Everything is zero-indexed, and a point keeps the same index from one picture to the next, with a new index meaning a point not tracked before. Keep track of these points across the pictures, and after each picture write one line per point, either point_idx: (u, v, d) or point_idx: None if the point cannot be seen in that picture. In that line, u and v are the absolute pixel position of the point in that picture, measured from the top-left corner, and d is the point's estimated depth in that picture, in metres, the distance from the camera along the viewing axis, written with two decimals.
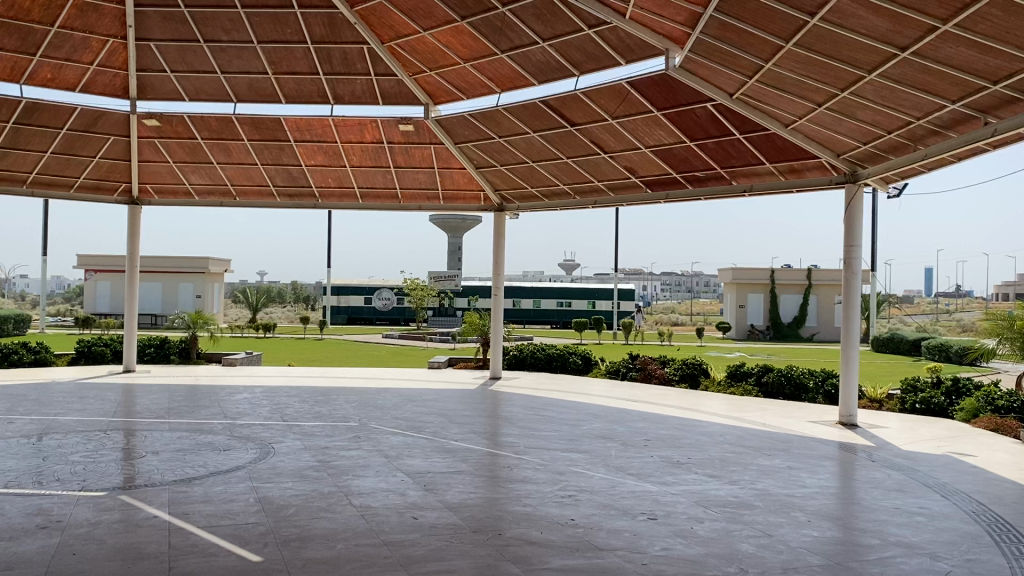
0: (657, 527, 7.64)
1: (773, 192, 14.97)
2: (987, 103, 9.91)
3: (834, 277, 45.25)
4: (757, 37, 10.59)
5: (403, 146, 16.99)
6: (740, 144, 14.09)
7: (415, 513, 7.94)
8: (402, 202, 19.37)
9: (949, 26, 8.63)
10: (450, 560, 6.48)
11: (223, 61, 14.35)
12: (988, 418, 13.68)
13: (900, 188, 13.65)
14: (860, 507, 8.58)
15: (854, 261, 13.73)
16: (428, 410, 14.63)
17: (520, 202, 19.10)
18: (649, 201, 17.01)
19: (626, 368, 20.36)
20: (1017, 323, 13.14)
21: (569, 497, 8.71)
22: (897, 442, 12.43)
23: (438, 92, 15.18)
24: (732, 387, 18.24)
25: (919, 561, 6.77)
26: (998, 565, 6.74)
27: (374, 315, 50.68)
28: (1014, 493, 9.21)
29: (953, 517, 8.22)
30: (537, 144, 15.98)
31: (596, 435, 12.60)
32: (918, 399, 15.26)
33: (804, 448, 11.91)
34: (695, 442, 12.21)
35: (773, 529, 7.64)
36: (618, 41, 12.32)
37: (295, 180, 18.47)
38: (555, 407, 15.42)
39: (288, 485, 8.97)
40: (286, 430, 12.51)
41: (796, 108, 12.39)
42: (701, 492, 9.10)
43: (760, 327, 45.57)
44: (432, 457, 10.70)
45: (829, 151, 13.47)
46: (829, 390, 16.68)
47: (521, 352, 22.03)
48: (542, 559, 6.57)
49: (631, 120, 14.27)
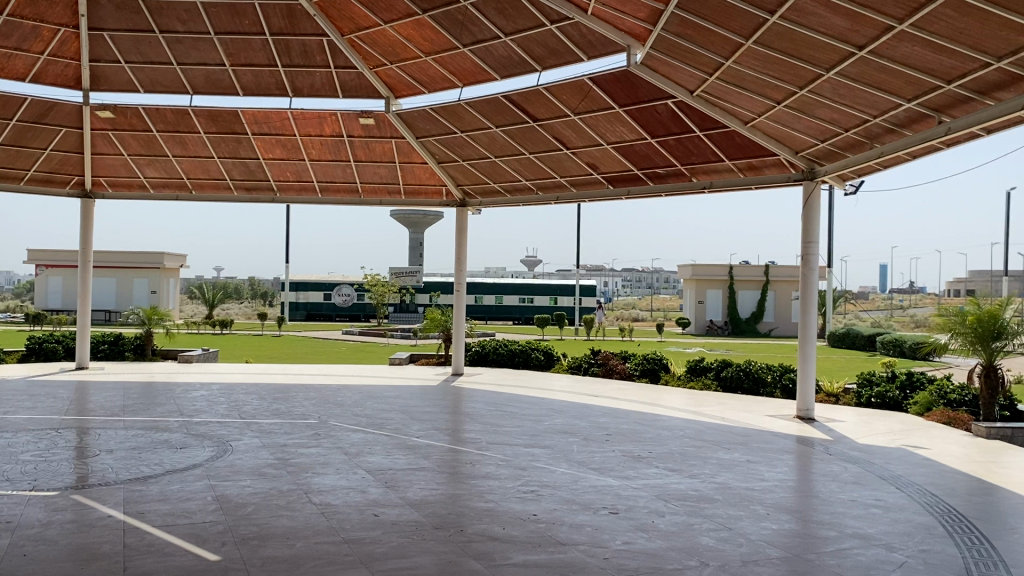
0: (618, 522, 7.67)
1: (732, 189, 15.12)
2: (941, 102, 10.11)
3: (791, 273, 45.88)
4: (717, 34, 10.67)
5: (364, 140, 16.83)
6: (700, 141, 14.21)
7: (376, 510, 7.88)
8: (363, 197, 19.23)
9: (904, 26, 8.76)
10: (411, 557, 6.44)
11: (179, 52, 14.10)
12: (941, 411, 13.95)
13: (856, 185, 13.86)
14: (818, 500, 8.70)
15: (812, 258, 13.89)
16: (389, 407, 14.55)
17: (482, 198, 19.03)
18: (610, 197, 17.07)
19: (587, 363, 20.43)
20: (968, 318, 13.38)
21: (531, 493, 8.70)
22: (853, 436, 12.63)
23: (398, 85, 15.06)
24: (692, 382, 18.41)
25: (876, 552, 6.88)
26: (951, 555, 6.88)
27: (334, 311, 50.21)
28: (965, 485, 9.41)
29: (908, 509, 8.37)
30: (499, 139, 15.93)
31: (558, 431, 12.62)
32: (874, 393, 15.53)
33: (763, 442, 12.06)
34: (656, 437, 12.29)
35: (733, 522, 7.71)
36: (580, 36, 12.33)
37: (253, 173, 18.25)
38: (517, 403, 15.43)
39: (246, 483, 8.83)
40: (244, 427, 12.34)
41: (755, 105, 12.53)
42: (662, 486, 9.16)
43: (719, 323, 46.06)
44: (393, 453, 10.64)
45: (787, 149, 13.63)
46: (787, 384, 16.91)
47: (483, 348, 21.98)
48: (505, 555, 6.55)
49: (593, 116, 14.30)
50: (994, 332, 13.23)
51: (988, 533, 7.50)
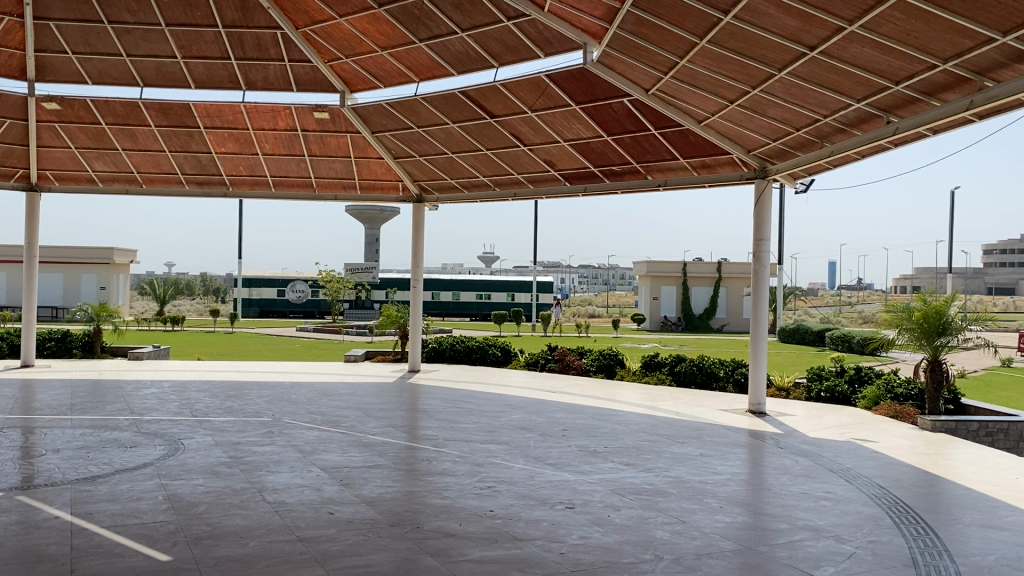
0: (574, 516, 7.72)
1: (686, 187, 15.29)
2: (888, 103, 10.34)
3: (743, 270, 46.52)
4: (672, 33, 10.77)
5: (318, 134, 16.66)
6: (655, 139, 14.33)
7: (331, 508, 7.82)
8: (317, 191, 19.08)
9: (854, 28, 8.92)
10: (367, 555, 6.40)
11: (129, 44, 13.81)
12: (888, 405, 14.29)
13: (807, 183, 14.11)
14: (770, 493, 8.85)
15: (763, 254, 14.10)
16: (345, 404, 14.43)
17: (439, 193, 18.99)
18: (567, 194, 17.14)
19: (544, 360, 20.51)
20: (915, 314, 13.72)
21: (488, 489, 8.70)
22: (803, 430, 12.85)
23: (354, 80, 14.95)
24: (647, 377, 18.59)
25: (825, 544, 7.02)
26: (897, 545, 7.05)
27: (288, 308, 49.65)
28: (911, 477, 9.64)
29: (856, 501, 8.56)
30: (456, 135, 15.89)
31: (515, 427, 12.64)
32: (823, 387, 15.85)
33: (716, 436, 12.23)
34: (611, 432, 12.37)
35: (687, 516, 7.80)
36: (536, 33, 12.36)
37: (205, 167, 17.96)
38: (474, 399, 15.40)
39: (198, 482, 8.70)
40: (196, 425, 12.16)
41: (709, 104, 12.68)
42: (617, 480, 9.24)
43: (673, 318, 46.50)
44: (349, 451, 10.57)
45: (740, 147, 13.83)
46: (739, 379, 17.17)
47: (440, 344, 21.88)
48: (461, 551, 6.54)
49: (549, 113, 14.33)
50: (939, 328, 13.57)
51: (933, 524, 7.70)
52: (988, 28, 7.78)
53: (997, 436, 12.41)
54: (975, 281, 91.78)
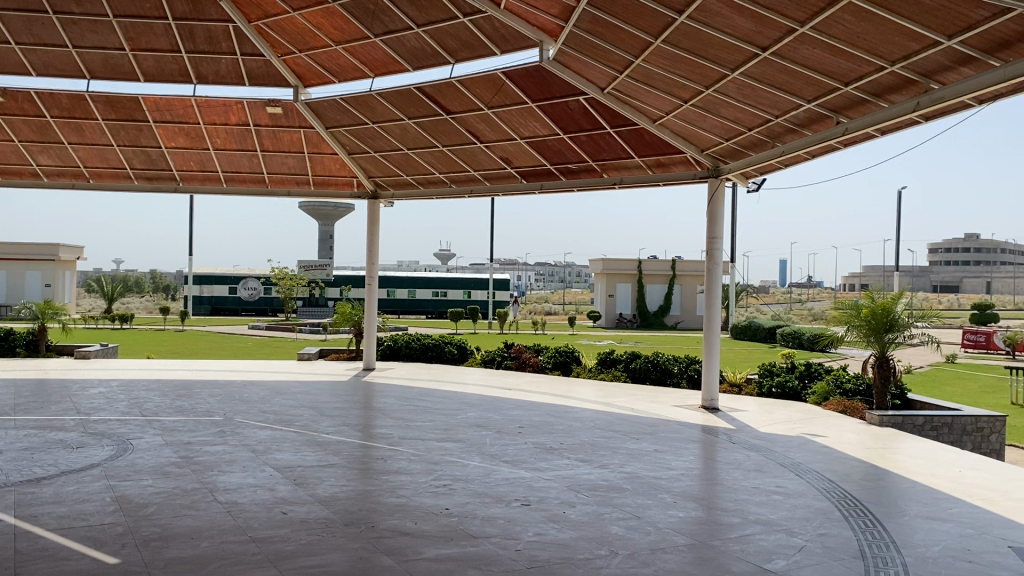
0: (530, 513, 7.73)
1: (641, 186, 15.42)
2: (839, 103, 10.54)
3: (697, 268, 47.07)
4: (628, 32, 10.83)
5: (271, 129, 16.44)
6: (611, 138, 14.42)
7: (285, 507, 7.73)
8: (269, 187, 18.86)
9: (805, 29, 9.05)
10: (321, 555, 6.34)
11: (75, 35, 13.47)
12: (837, 400, 14.56)
13: (759, 183, 14.33)
14: (723, 487, 8.97)
15: (716, 253, 14.27)
16: (298, 403, 14.29)
17: (394, 190, 18.89)
18: (523, 191, 17.17)
19: (501, 357, 20.51)
20: (863, 311, 13.98)
21: (444, 487, 8.68)
22: (755, 425, 13.05)
23: (307, 74, 14.79)
24: (602, 374, 18.72)
25: (777, 537, 7.13)
26: (846, 538, 7.18)
27: (239, 305, 48.96)
28: (859, 470, 9.84)
29: (807, 495, 8.70)
30: (412, 131, 15.78)
31: (471, 424, 12.62)
32: (775, 383, 16.13)
33: (670, 432, 12.34)
34: (567, 428, 12.43)
35: (642, 511, 7.87)
36: (493, 30, 12.34)
37: (154, 162, 17.64)
38: (430, 397, 15.36)
39: (148, 483, 8.53)
40: (145, 425, 11.93)
41: (663, 103, 12.79)
42: (573, 477, 9.29)
43: (628, 315, 46.91)
44: (303, 450, 10.46)
45: (693, 146, 14.01)
46: (693, 375, 17.40)
47: (395, 341, 21.75)
48: (417, 550, 6.51)
49: (505, 110, 14.31)
50: (886, 324, 13.85)
51: (880, 516, 7.87)
52: (933, 31, 7.96)
53: (941, 431, 12.54)
54: (921, 279, 94.05)
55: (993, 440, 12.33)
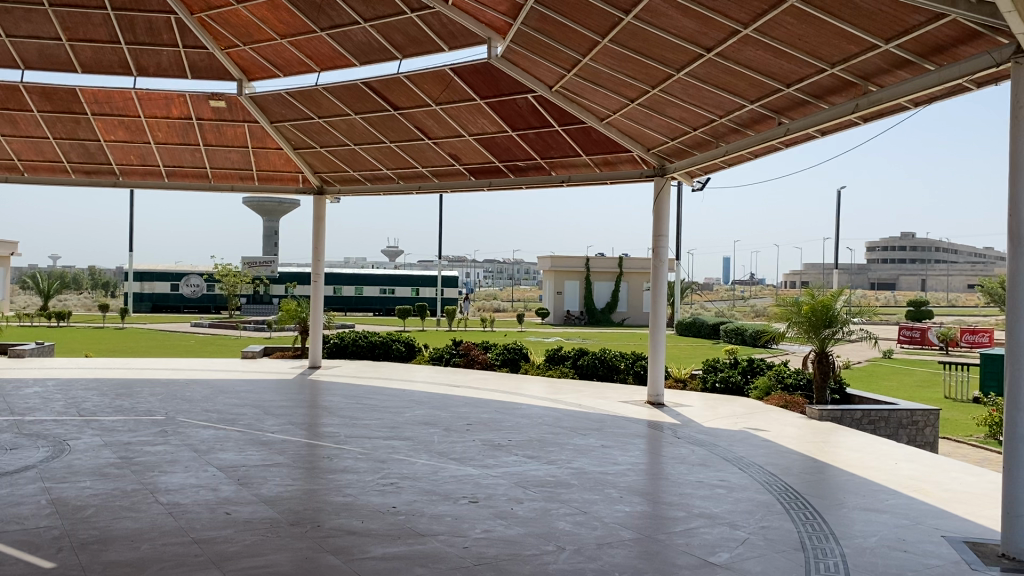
0: (478, 510, 7.73)
1: (587, 184, 15.57)
2: (780, 104, 10.77)
3: (643, 265, 47.50)
4: (575, 31, 10.87)
5: (214, 123, 16.15)
6: (558, 135, 14.50)
7: (228, 508, 7.61)
8: (212, 181, 18.62)
9: (749, 31, 9.20)
10: (265, 555, 6.26)
11: (9, 24, 13.03)
12: (779, 395, 14.86)
13: (704, 182, 14.56)
14: (668, 482, 9.09)
15: (662, 251, 14.43)
16: (242, 402, 14.06)
17: (340, 185, 18.72)
18: (471, 188, 17.18)
19: (449, 354, 20.46)
20: (803, 308, 14.28)
21: (391, 485, 8.63)
22: (700, 420, 13.24)
23: (251, 68, 14.54)
24: (550, 370, 18.81)
25: (720, 530, 7.25)
26: (788, 530, 7.34)
27: (181, 302, 48.04)
28: (799, 464, 10.05)
29: (749, 488, 8.87)
30: (358, 126, 15.63)
31: (419, 422, 12.57)
32: (718, 378, 16.41)
33: (617, 428, 12.47)
34: (515, 425, 12.46)
35: (589, 506, 7.93)
36: (441, 26, 12.30)
37: (92, 156, 17.20)
38: (377, 395, 15.26)
39: (85, 484, 8.32)
40: (82, 425, 11.63)
41: (611, 102, 12.89)
42: (520, 473, 9.33)
43: (576, 313, 47.22)
44: (247, 449, 10.31)
45: (640, 146, 14.20)
46: (639, 371, 17.61)
47: (342, 339, 21.54)
48: (364, 549, 6.48)
49: (454, 106, 14.26)
50: (826, 321, 14.15)
51: (820, 508, 8.05)
52: (872, 35, 8.16)
53: (878, 425, 12.87)
54: (860, 277, 96.31)
55: (928, 433, 12.73)
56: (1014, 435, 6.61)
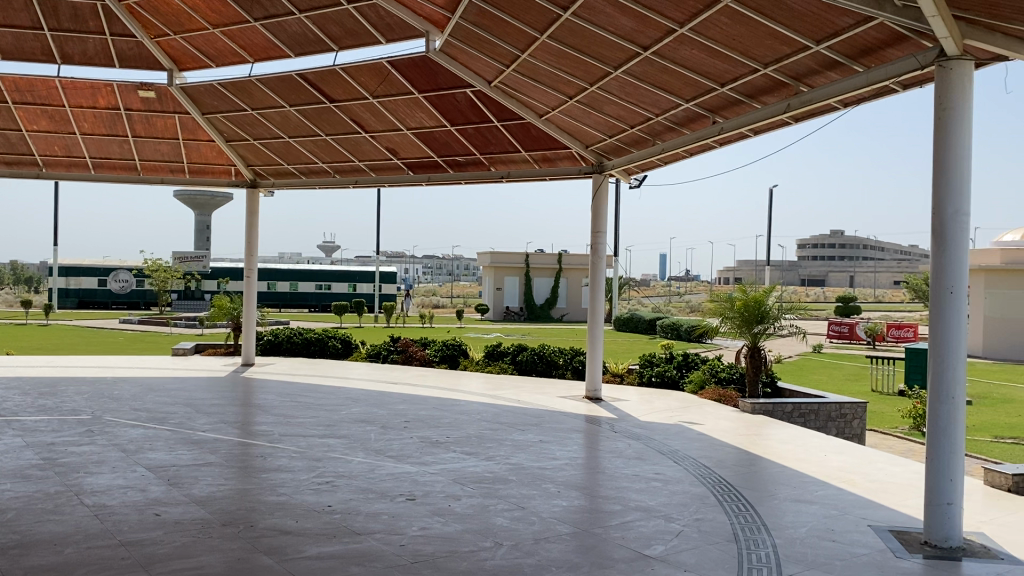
0: (415, 508, 7.68)
1: (526, 180, 15.68)
2: (714, 104, 10.95)
3: (582, 262, 47.81)
4: (513, 26, 10.85)
5: (143, 114, 15.71)
6: (497, 131, 14.50)
7: (157, 509, 7.41)
8: (141, 174, 18.17)
9: (684, 30, 9.29)
10: (197, 557, 6.11)
11: None
12: (713, 389, 15.12)
13: (640, 179, 14.77)
14: (605, 476, 9.16)
15: (600, 247, 14.54)
16: (173, 400, 13.72)
17: (275, 179, 18.44)
18: (409, 183, 17.09)
19: (387, 351, 20.29)
20: (736, 304, 14.54)
21: (326, 484, 8.52)
22: (636, 414, 13.40)
23: (182, 58, 14.16)
24: (489, 366, 18.79)
25: (656, 523, 7.33)
26: (721, 522, 7.46)
27: (109, 299, 46.62)
28: (733, 456, 10.23)
29: (684, 481, 9.00)
30: (293, 119, 15.37)
31: (355, 420, 12.44)
32: (654, 373, 16.61)
33: (555, 423, 12.52)
34: (453, 422, 12.41)
35: (526, 502, 7.95)
36: (378, 19, 12.15)
37: (13, 146, 16.61)
38: (313, 392, 15.03)
39: (5, 487, 8.01)
40: (2, 426, 11.20)
41: (549, 99, 12.92)
42: (458, 470, 9.29)
43: (515, 309, 47.31)
44: (177, 449, 10.06)
45: (578, 143, 14.31)
46: (578, 367, 17.75)
47: (276, 336, 21.20)
48: (298, 548, 6.37)
49: (391, 100, 14.11)
50: (758, 316, 14.42)
51: (752, 500, 8.21)
52: (803, 36, 8.32)
53: (808, 417, 13.18)
54: (791, 273, 98.70)
55: (855, 425, 13.04)
56: (937, 426, 6.83)
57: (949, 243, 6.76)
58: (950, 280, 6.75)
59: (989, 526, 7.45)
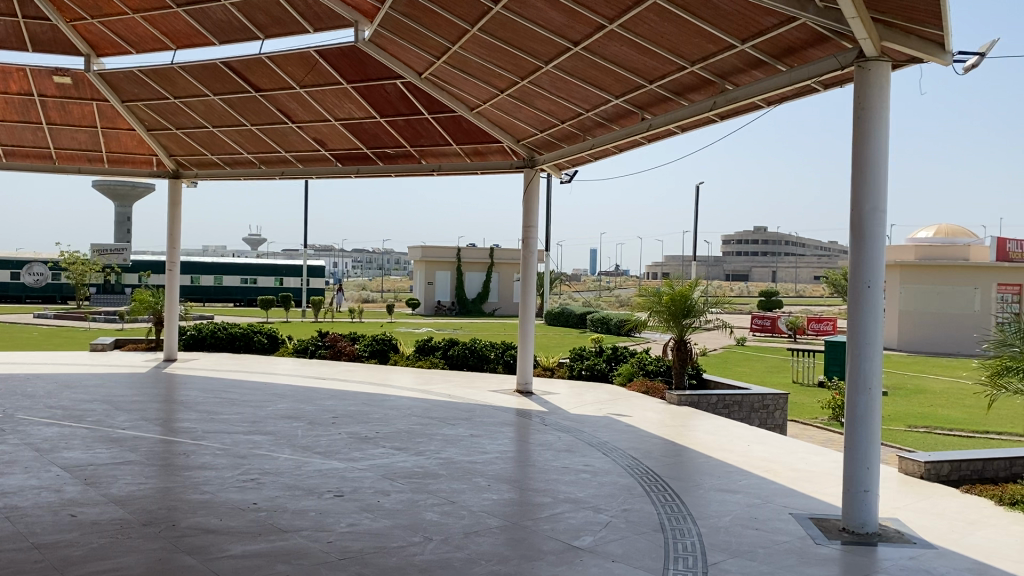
0: (343, 504, 7.58)
1: (457, 173, 15.66)
2: (643, 101, 11.09)
3: (513, 256, 48.04)
4: (444, 18, 10.78)
5: (58, 100, 15.11)
6: (428, 123, 14.42)
7: (73, 510, 7.14)
8: (56, 164, 17.52)
9: (614, 26, 9.36)
10: (116, 558, 5.92)
11: None
12: (640, 381, 15.36)
13: (571, 174, 14.88)
14: (534, 468, 9.21)
15: (532, 241, 14.58)
16: (90, 397, 13.25)
17: (198, 170, 17.99)
18: (338, 175, 16.88)
19: (314, 346, 19.98)
20: (663, 298, 14.76)
21: (251, 481, 8.35)
22: (566, 407, 13.50)
23: (100, 43, 13.66)
24: (420, 361, 18.69)
25: (584, 515, 7.39)
26: (649, 512, 7.56)
27: (23, 292, 44.83)
28: (660, 448, 10.39)
29: (612, 472, 9.11)
30: (217, 108, 15.00)
31: (281, 416, 12.23)
32: (584, 366, 16.78)
33: (486, 417, 12.52)
34: (383, 417, 12.31)
35: (455, 496, 7.92)
36: (305, 7, 11.93)
37: None
38: (237, 388, 14.70)
39: None
40: None
41: (480, 92, 12.90)
42: (387, 465, 9.20)
43: (447, 303, 47.08)
44: (94, 448, 9.72)
45: (510, 137, 14.36)
46: (509, 360, 17.82)
47: (199, 331, 20.64)
48: (222, 548, 6.22)
49: (319, 90, 13.88)
50: (684, 310, 14.66)
51: (679, 490, 8.35)
52: (729, 34, 8.47)
53: (732, 409, 13.48)
54: (716, 268, 100.84)
55: (777, 416, 13.41)
56: (855, 416, 7.05)
57: (866, 239, 6.97)
58: (868, 275, 6.97)
59: (902, 511, 7.74)
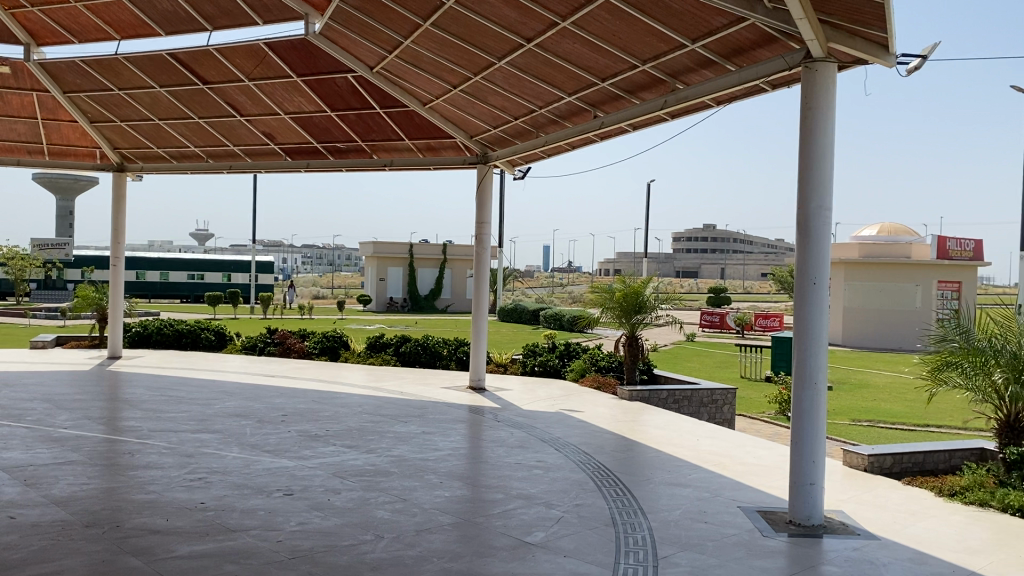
0: (293, 503, 7.50)
1: (409, 168, 15.57)
2: (595, 98, 11.15)
3: (466, 252, 47.96)
4: (397, 12, 10.69)
5: None
6: (380, 117, 14.31)
7: (12, 512, 6.94)
8: None
9: (566, 23, 9.38)
10: (57, 561, 5.77)
11: None
12: (592, 377, 15.47)
13: (524, 171, 14.90)
14: (487, 465, 9.20)
15: (485, 237, 14.57)
16: (30, 396, 12.89)
17: (144, 163, 17.61)
18: (288, 169, 16.66)
19: (263, 343, 19.70)
20: (616, 294, 14.84)
21: (199, 481, 8.20)
22: (518, 403, 13.53)
23: (40, 32, 13.27)
24: (371, 358, 18.54)
25: (537, 511, 7.41)
26: (600, 507, 7.61)
27: None
28: (612, 443, 10.46)
29: (564, 468, 9.14)
30: (164, 101, 14.70)
31: (229, 414, 12.04)
32: (537, 362, 16.79)
33: (438, 414, 12.48)
34: (334, 414, 12.19)
35: (407, 493, 7.88)
36: None
37: None
38: (184, 386, 14.44)
39: None
40: None
41: (433, 87, 12.84)
42: (338, 463, 9.12)
43: (399, 300, 46.76)
44: (35, 448, 9.46)
45: (462, 132, 14.33)
46: (461, 357, 17.79)
47: (145, 328, 20.19)
48: (168, 548, 6.10)
49: (269, 83, 13.67)
50: (635, 306, 14.75)
51: (630, 485, 8.42)
52: (679, 34, 8.55)
53: (682, 403, 13.64)
54: (667, 265, 101.89)
55: (725, 410, 13.57)
56: (802, 410, 7.17)
57: (813, 237, 7.09)
58: (814, 271, 7.09)
59: (847, 503, 7.90)
